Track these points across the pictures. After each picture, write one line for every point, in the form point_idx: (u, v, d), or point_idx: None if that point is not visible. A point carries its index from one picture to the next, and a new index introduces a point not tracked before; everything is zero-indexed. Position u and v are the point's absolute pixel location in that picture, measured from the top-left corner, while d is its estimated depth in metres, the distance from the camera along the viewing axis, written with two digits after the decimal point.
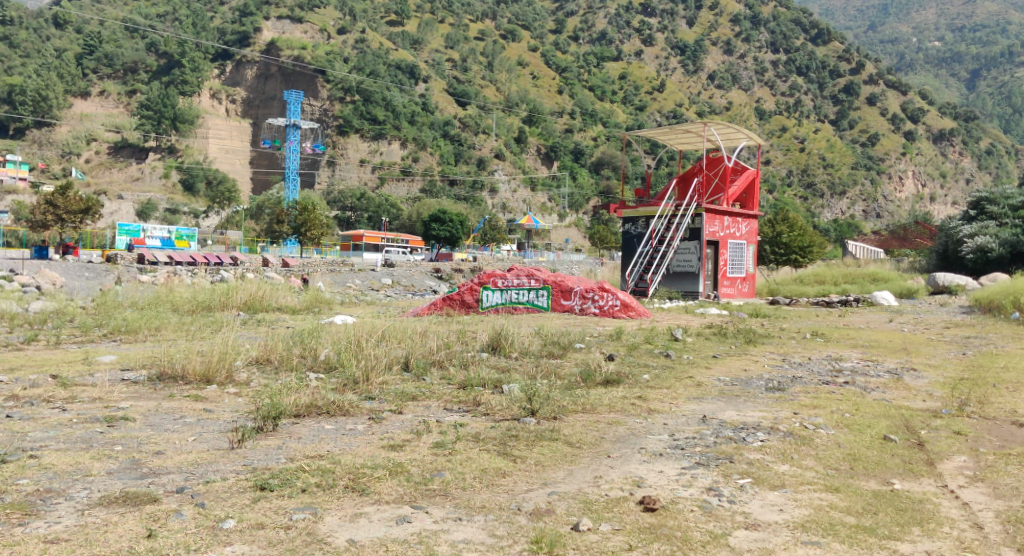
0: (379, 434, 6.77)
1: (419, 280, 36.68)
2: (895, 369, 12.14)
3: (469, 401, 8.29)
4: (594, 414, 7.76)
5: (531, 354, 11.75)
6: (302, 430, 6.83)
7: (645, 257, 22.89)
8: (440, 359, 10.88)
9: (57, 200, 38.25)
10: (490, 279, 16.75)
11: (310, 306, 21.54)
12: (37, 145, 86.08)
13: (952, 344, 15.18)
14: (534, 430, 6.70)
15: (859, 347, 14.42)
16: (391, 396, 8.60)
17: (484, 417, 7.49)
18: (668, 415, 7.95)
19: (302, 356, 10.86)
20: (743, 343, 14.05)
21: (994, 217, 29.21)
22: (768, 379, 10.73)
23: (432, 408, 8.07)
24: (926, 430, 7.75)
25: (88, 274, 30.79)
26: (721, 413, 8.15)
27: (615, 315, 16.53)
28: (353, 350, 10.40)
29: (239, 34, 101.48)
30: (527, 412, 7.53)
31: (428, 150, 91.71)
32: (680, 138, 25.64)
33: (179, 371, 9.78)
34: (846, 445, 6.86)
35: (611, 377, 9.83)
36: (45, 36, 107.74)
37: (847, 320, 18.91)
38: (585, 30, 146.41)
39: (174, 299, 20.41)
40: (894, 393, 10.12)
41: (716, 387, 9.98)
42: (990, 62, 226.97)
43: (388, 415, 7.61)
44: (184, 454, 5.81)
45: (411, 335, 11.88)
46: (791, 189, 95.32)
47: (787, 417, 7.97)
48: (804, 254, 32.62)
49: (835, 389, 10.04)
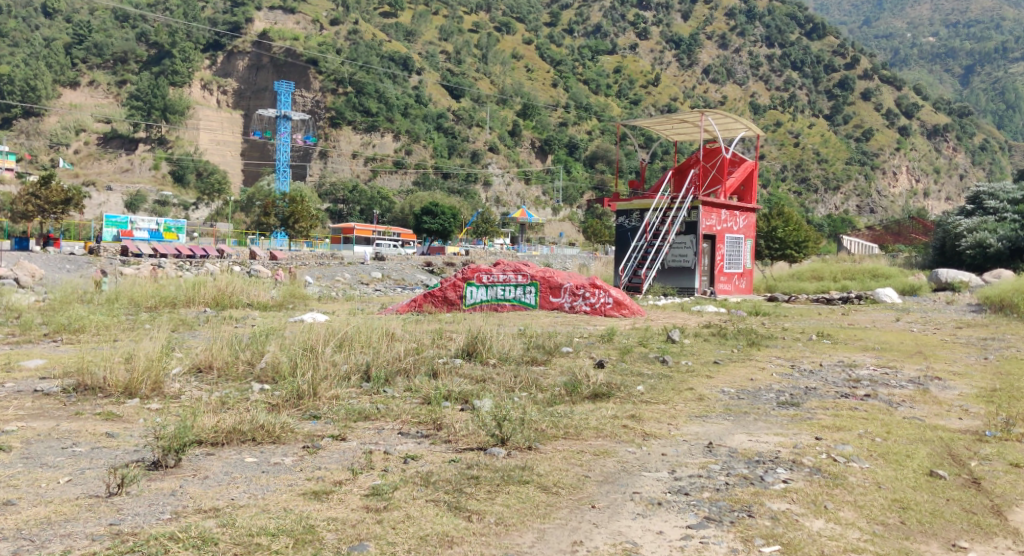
0: (307, 472, 5.38)
1: (410, 273, 35.44)
2: (918, 379, 10.78)
3: (431, 421, 6.96)
4: (578, 442, 6.44)
5: (510, 361, 10.39)
6: (213, 465, 5.49)
7: (639, 251, 21.33)
8: (407, 367, 9.51)
9: (39, 191, 36.26)
10: (475, 274, 15.38)
11: (283, 303, 19.93)
12: (24, 136, 83.80)
13: (970, 347, 13.81)
14: (500, 467, 5.39)
15: (872, 351, 13.05)
16: (339, 415, 7.31)
17: (444, 446, 6.18)
18: (668, 443, 6.61)
19: (248, 363, 9.55)
20: (746, 346, 12.74)
21: (993, 212, 27.89)
22: (780, 392, 9.39)
23: (385, 432, 6.67)
24: (977, 463, 6.46)
25: (69, 266, 29.52)
26: (731, 439, 6.83)
27: (607, 313, 15.16)
28: (306, 357, 9.10)
29: (231, 24, 99.98)
30: (496, 440, 6.20)
31: (421, 142, 90.13)
32: (676, 129, 24.28)
33: (99, 381, 8.44)
34: (885, 485, 5.56)
35: (600, 390, 8.56)
36: (34, 25, 105.54)
37: (852, 319, 17.62)
38: (580, 23, 145.13)
39: (136, 295, 18.91)
40: (924, 409, 8.84)
41: (720, 401, 8.65)
42: (985, 58, 227.21)
43: (328, 443, 6.22)
44: (37, 511, 4.52)
45: (377, 335, 10.53)
46: (785, 184, 94.10)
47: (810, 444, 6.66)
48: (799, 249, 31.21)
49: (857, 405, 8.75)
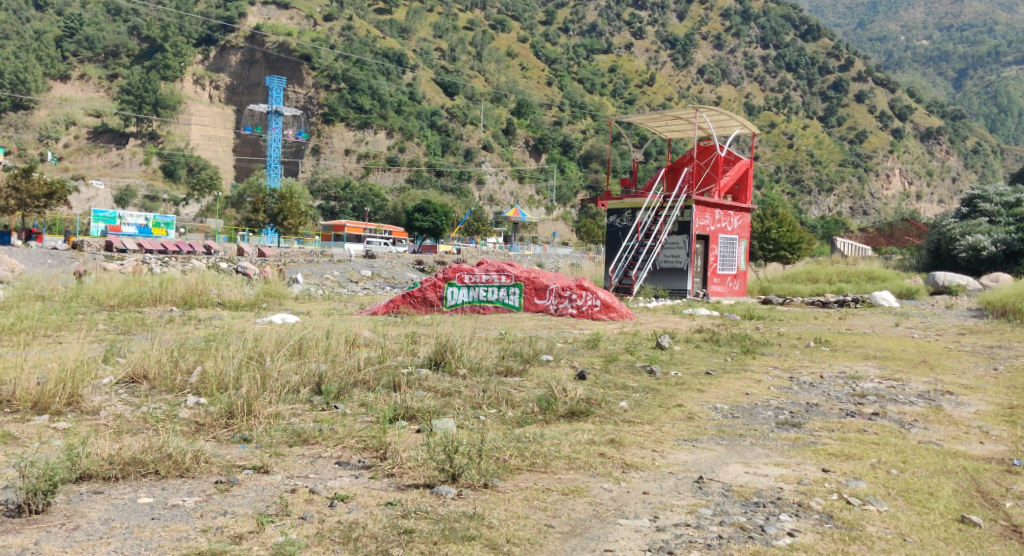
0: (206, 520, 4.52)
1: (400, 272, 34.24)
2: (930, 394, 9.76)
3: (378, 446, 5.95)
4: (546, 477, 5.50)
5: (482, 372, 9.29)
6: (93, 508, 4.65)
7: (630, 252, 20.39)
8: (365, 379, 8.49)
9: (20, 184, 34.46)
10: (456, 274, 14.33)
11: (256, 302, 18.75)
12: (13, 129, 81.92)
13: (975, 356, 12.84)
14: (442, 530, 4.51)
15: (874, 360, 12.06)
16: (274, 437, 6.32)
17: (385, 481, 5.27)
18: (653, 476, 5.62)
19: (184, 374, 8.49)
20: (740, 354, 11.81)
21: (988, 215, 26.75)
22: (778, 409, 8.41)
23: (319, 462, 5.67)
24: (1012, 504, 5.50)
25: (51, 260, 28.52)
26: (725, 470, 5.90)
27: (594, 317, 14.21)
28: (248, 368, 8.13)
29: (224, 19, 98.86)
30: (445, 475, 5.24)
31: (414, 140, 89.01)
32: (669, 126, 23.29)
33: (9, 393, 7.44)
34: (902, 538, 4.76)
35: (578, 407, 7.57)
36: (25, 17, 103.42)
37: (849, 324, 16.74)
38: (575, 22, 143.91)
39: (96, 293, 17.63)
40: (940, 430, 7.89)
41: (713, 421, 7.66)
42: (976, 62, 227.05)
43: (246, 477, 5.27)
44: None
45: (338, 341, 9.52)
46: (779, 185, 93.04)
47: (818, 479, 5.69)
48: (793, 251, 30.26)
49: (868, 429, 7.70)
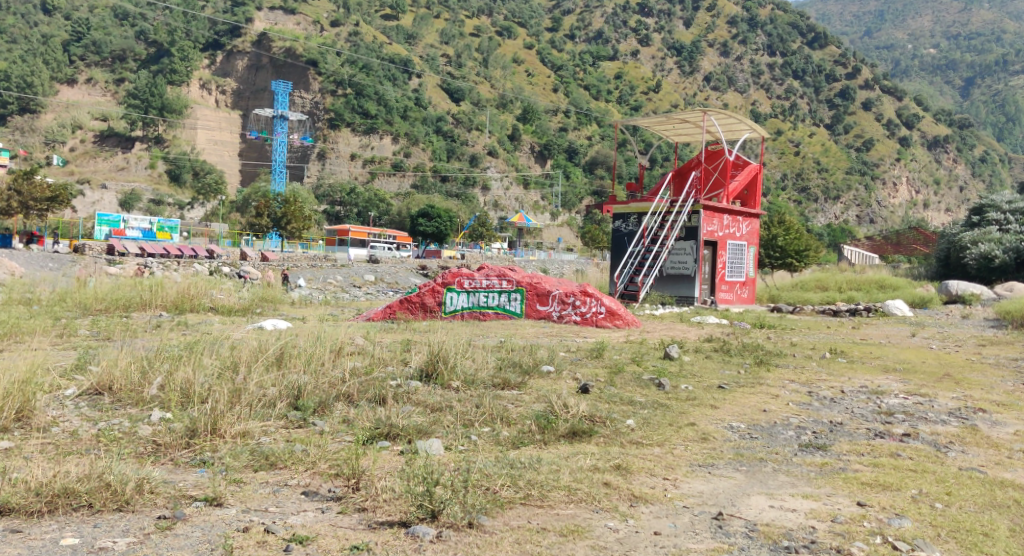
0: None
1: (403, 277, 33.47)
2: (962, 412, 8.97)
3: (351, 472, 5.21)
4: (542, 509, 4.86)
5: (476, 385, 8.55)
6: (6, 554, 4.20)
7: (636, 257, 19.54)
8: (350, 391, 7.74)
9: (21, 186, 33.72)
10: (455, 278, 13.66)
11: (250, 306, 17.88)
12: (19, 133, 81.75)
13: (1000, 369, 12.06)
14: None
15: (895, 373, 11.29)
16: (239, 459, 5.59)
17: (358, 516, 4.65)
18: (664, 512, 4.93)
19: (149, 383, 7.74)
20: (753, 364, 11.08)
21: (997, 223, 25.97)
22: (800, 429, 7.67)
23: (282, 493, 4.96)
24: None
25: (52, 264, 27.87)
26: (747, 499, 5.25)
27: (598, 324, 13.41)
28: (221, 379, 7.41)
29: (230, 24, 98.55)
30: (425, 513, 4.63)
31: (420, 145, 87.97)
32: (676, 129, 22.54)
33: None
34: None
35: (580, 426, 6.83)
36: (32, 21, 103.00)
37: (863, 334, 15.95)
38: (582, 29, 143.05)
39: (84, 297, 16.83)
40: (983, 453, 7.15)
41: (728, 443, 6.94)
42: (984, 72, 225.77)
43: (194, 511, 4.63)
44: None
45: (322, 348, 8.79)
46: (786, 193, 91.84)
47: (855, 517, 4.99)
48: (801, 259, 29.40)
49: (902, 453, 6.90)
